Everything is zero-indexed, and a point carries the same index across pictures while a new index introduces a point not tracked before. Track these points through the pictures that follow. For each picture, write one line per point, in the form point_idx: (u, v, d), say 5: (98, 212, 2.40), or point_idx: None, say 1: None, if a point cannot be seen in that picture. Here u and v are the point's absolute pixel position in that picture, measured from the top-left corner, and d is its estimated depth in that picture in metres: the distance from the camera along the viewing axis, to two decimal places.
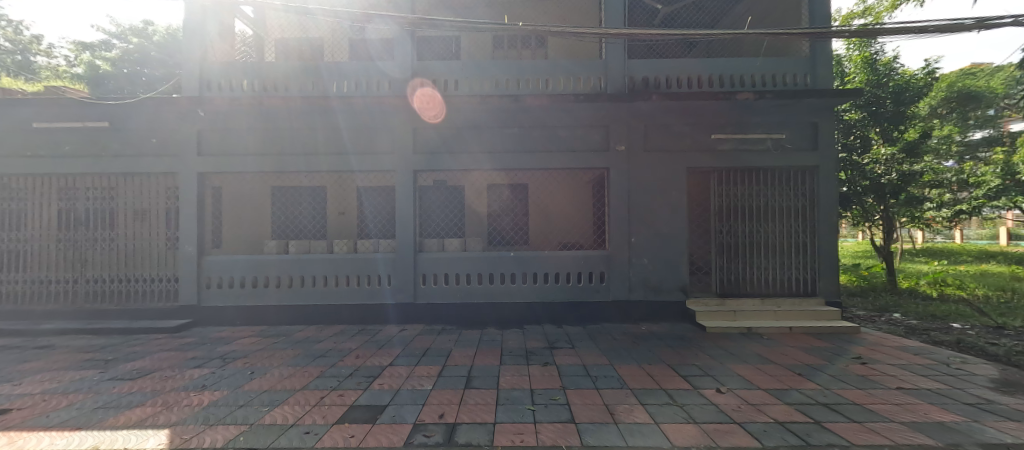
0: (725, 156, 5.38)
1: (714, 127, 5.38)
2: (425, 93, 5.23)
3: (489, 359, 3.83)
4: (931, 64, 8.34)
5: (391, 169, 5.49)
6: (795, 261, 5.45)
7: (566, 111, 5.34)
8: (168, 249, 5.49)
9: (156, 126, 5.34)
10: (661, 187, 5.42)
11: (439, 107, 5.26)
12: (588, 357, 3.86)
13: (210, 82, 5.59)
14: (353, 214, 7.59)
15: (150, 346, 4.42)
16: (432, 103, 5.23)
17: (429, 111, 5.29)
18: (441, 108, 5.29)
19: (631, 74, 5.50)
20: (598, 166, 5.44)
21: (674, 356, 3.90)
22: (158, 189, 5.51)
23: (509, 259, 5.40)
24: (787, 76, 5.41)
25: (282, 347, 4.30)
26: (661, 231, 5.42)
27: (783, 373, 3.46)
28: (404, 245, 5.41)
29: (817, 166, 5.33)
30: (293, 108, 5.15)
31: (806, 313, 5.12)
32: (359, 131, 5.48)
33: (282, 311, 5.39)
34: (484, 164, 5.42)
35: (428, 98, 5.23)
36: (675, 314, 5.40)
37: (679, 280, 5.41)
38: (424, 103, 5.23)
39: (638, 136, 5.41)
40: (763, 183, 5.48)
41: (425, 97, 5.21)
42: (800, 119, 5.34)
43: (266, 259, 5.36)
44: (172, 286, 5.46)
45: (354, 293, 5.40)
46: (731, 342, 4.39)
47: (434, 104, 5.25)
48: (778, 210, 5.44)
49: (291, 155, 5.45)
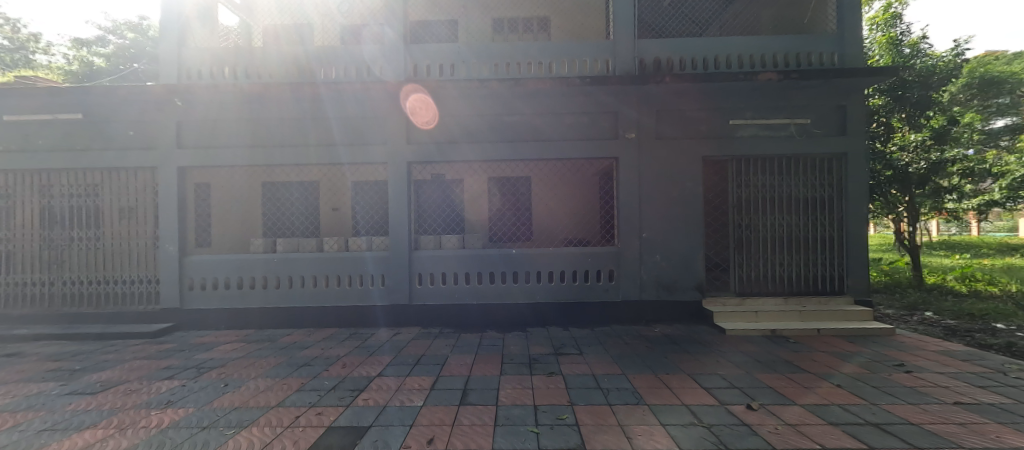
0: (745, 143, 4.94)
1: (732, 111, 4.95)
2: (417, 98, 4.97)
3: (488, 368, 3.46)
4: (961, 45, 7.81)
5: (382, 162, 5.11)
6: (822, 257, 5.02)
7: (571, 97, 4.93)
8: (148, 249, 5.16)
9: (133, 118, 5.01)
10: (675, 177, 5.00)
11: (432, 111, 5.02)
12: (598, 365, 3.48)
13: (189, 70, 5.23)
14: (348, 210, 7.27)
15: (125, 354, 4.10)
16: (424, 108, 5.01)
17: (421, 117, 5.05)
18: (434, 114, 5.04)
19: (642, 55, 5.05)
20: (606, 156, 5.02)
21: (694, 364, 3.51)
22: (136, 185, 5.17)
23: (510, 256, 5.03)
24: (813, 55, 4.95)
25: (264, 355, 3.95)
26: (675, 225, 5.01)
27: (820, 384, 3.07)
28: (398, 242, 5.04)
29: (846, 153, 4.91)
30: (277, 95, 4.79)
31: (834, 313, 4.71)
32: (349, 121, 5.11)
33: (270, 314, 5.07)
34: (483, 155, 5.02)
35: (420, 101, 4.98)
36: (690, 315, 5.01)
37: (695, 277, 5.01)
38: (417, 108, 5.02)
39: (649, 122, 4.98)
40: (787, 172, 5.04)
41: (417, 102, 4.98)
42: (827, 102, 4.90)
43: (251, 258, 5.03)
44: (152, 288, 5.13)
45: (344, 294, 5.05)
46: (754, 347, 4.00)
47: (426, 109, 5.02)
48: (802, 201, 5.01)
49: (276, 147, 5.07)
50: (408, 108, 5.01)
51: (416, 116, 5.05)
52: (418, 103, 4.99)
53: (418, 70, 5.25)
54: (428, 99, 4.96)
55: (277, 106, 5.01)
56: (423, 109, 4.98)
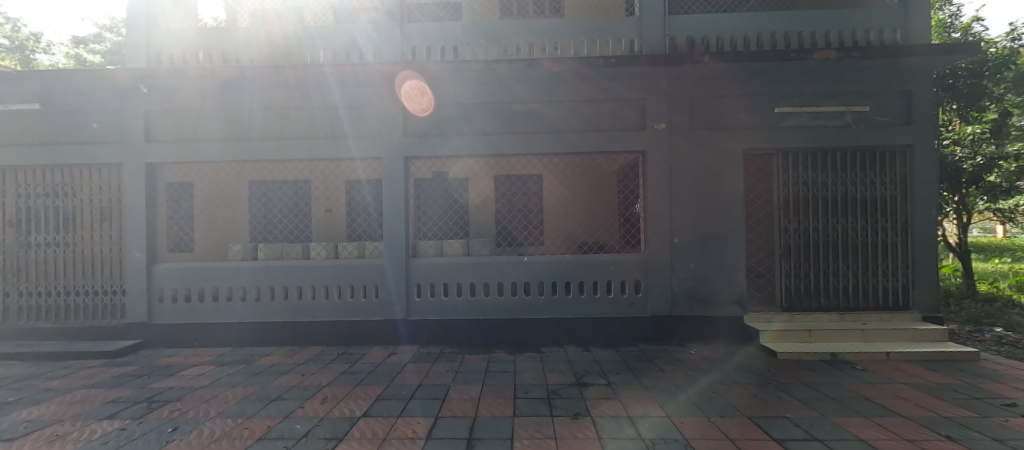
0: (793, 134, 4.29)
1: (777, 98, 4.32)
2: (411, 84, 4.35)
3: (498, 405, 2.82)
4: (1018, 29, 7.03)
5: (377, 157, 4.49)
6: (883, 265, 4.33)
7: (592, 81, 4.29)
8: (113, 256, 4.56)
9: (95, 109, 4.44)
10: (711, 174, 4.34)
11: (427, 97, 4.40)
12: (634, 403, 2.82)
13: (158, 53, 4.59)
14: (340, 213, 6.65)
15: (73, 381, 3.51)
16: (419, 95, 4.40)
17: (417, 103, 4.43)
18: (428, 100, 4.42)
19: (673, 34, 4.38)
20: (632, 149, 4.36)
21: (753, 403, 2.84)
22: (98, 184, 4.58)
23: (523, 265, 4.39)
24: (872, 32, 4.27)
25: (233, 384, 3.34)
26: (711, 229, 4.34)
27: (926, 435, 2.38)
28: (393, 248, 4.41)
29: (911, 144, 4.24)
30: (253, 81, 4.17)
31: (903, 333, 4.02)
32: (335, 110, 4.49)
33: (250, 330, 4.47)
34: (492, 149, 4.38)
35: (415, 88, 4.37)
36: (730, 333, 4.35)
37: (736, 290, 4.33)
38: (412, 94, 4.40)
39: (682, 110, 4.32)
40: (841, 168, 4.36)
41: (411, 90, 4.37)
42: (888, 85, 4.25)
43: (227, 266, 4.43)
44: (116, 301, 4.53)
45: (333, 309, 4.44)
46: (817, 376, 3.32)
47: (422, 95, 4.40)
48: (860, 200, 4.33)
49: (257, 142, 4.46)
50: (415, 97, 4.41)
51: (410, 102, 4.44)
52: (413, 91, 4.39)
53: (416, 52, 4.59)
54: (423, 87, 4.34)
55: (258, 93, 4.41)
56: (418, 97, 4.37)
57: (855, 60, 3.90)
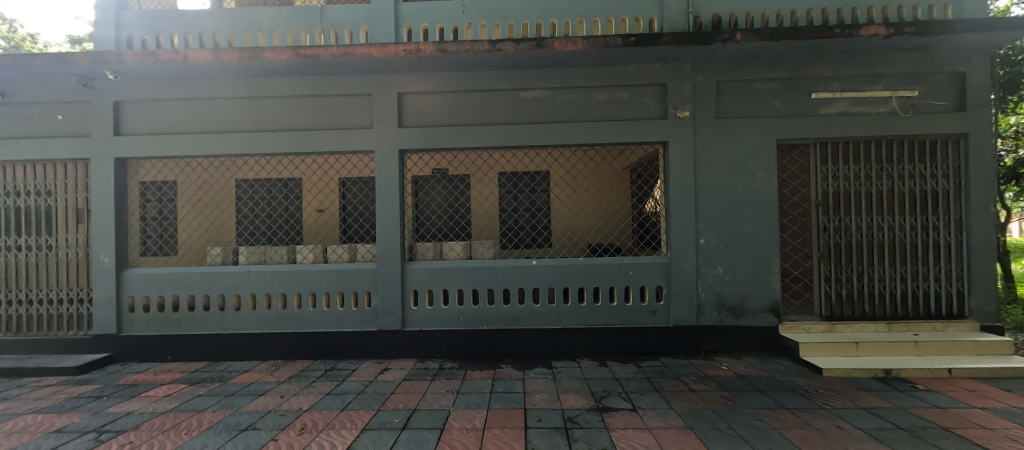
0: (833, 122, 3.83)
1: (813, 82, 3.87)
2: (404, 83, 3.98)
3: (506, 437, 2.37)
4: None
5: (367, 150, 4.06)
6: (933, 268, 3.88)
7: (608, 64, 3.85)
8: (80, 262, 4.15)
9: (59, 98, 4.03)
10: (740, 167, 3.89)
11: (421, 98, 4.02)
12: (669, 437, 2.36)
13: (129, 37, 4.16)
14: (333, 213, 6.21)
15: (22, 403, 3.08)
16: (412, 92, 4.01)
17: (411, 104, 4.05)
18: (422, 101, 4.03)
19: (697, 12, 3.93)
20: (653, 140, 3.91)
21: (810, 435, 2.37)
22: (64, 182, 4.16)
23: (532, 269, 3.95)
24: (920, 9, 3.82)
25: (199, 409, 2.89)
26: (741, 229, 3.88)
27: None
28: (387, 251, 3.98)
29: (966, 133, 3.78)
30: (231, 67, 3.74)
31: (963, 345, 3.53)
32: (324, 99, 4.07)
33: (229, 342, 4.04)
34: (497, 141, 3.94)
35: (410, 86, 3.99)
36: (762, 344, 3.90)
37: (769, 297, 3.87)
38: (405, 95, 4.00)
39: (707, 96, 3.88)
40: (885, 160, 3.92)
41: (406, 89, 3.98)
42: (939, 67, 3.78)
43: (205, 272, 4.01)
44: (83, 310, 4.11)
45: (321, 318, 4.01)
46: (875, 399, 2.86)
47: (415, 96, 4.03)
48: (907, 196, 3.88)
49: (236, 134, 4.03)
50: (411, 83, 3.99)
51: (401, 104, 4.04)
52: (406, 88, 4.00)
53: (411, 34, 4.15)
54: (415, 85, 3.99)
55: (237, 79, 3.97)
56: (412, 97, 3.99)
57: (907, 38, 3.43)
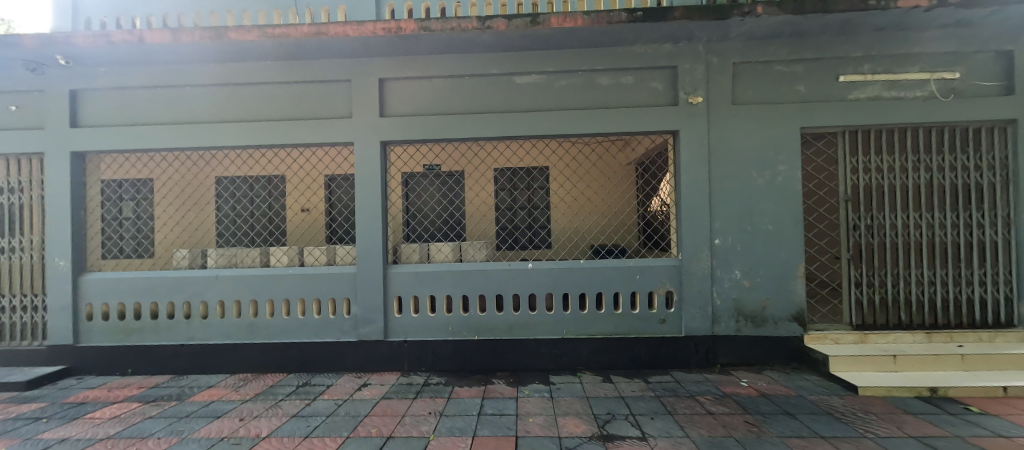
0: (864, 107, 3.41)
1: (841, 64, 3.46)
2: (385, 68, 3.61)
3: None
4: None
5: (346, 143, 3.70)
6: (977, 271, 3.46)
7: (610, 44, 3.46)
8: (35, 266, 3.81)
9: (11, 87, 3.69)
10: (759, 159, 3.49)
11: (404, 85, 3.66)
12: None
13: (86, 20, 3.80)
14: (319, 213, 5.94)
15: None
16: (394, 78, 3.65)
17: (393, 91, 3.68)
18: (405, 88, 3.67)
19: None
20: (661, 129, 3.52)
21: None
22: (17, 179, 3.82)
23: (528, 273, 3.56)
24: None
25: (143, 435, 2.53)
26: (761, 228, 3.48)
27: None
28: (368, 253, 3.60)
29: (1016, 119, 3.35)
30: (192, 51, 3.38)
31: (1017, 359, 3.10)
32: (298, 86, 3.72)
33: (196, 354, 3.68)
34: (486, 130, 3.56)
35: (392, 70, 3.63)
36: (785, 357, 3.49)
37: (792, 304, 3.46)
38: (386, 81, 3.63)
39: (722, 80, 3.48)
40: (923, 150, 3.50)
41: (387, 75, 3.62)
42: (986, 45, 3.35)
43: (168, 277, 3.66)
44: (37, 318, 3.78)
45: (296, 328, 3.64)
46: (924, 425, 2.45)
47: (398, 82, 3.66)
48: (947, 190, 3.46)
49: (203, 125, 3.68)
50: (393, 68, 3.62)
51: (382, 91, 3.67)
52: (387, 72, 3.63)
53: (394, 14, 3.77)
54: (398, 70, 3.62)
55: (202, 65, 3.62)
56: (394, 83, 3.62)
57: (950, 11, 3.02)
